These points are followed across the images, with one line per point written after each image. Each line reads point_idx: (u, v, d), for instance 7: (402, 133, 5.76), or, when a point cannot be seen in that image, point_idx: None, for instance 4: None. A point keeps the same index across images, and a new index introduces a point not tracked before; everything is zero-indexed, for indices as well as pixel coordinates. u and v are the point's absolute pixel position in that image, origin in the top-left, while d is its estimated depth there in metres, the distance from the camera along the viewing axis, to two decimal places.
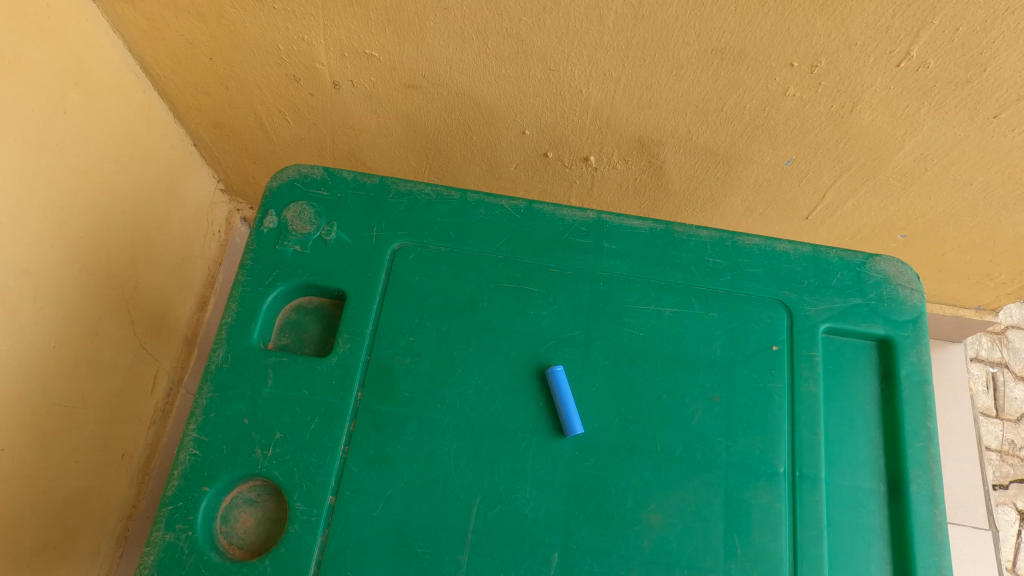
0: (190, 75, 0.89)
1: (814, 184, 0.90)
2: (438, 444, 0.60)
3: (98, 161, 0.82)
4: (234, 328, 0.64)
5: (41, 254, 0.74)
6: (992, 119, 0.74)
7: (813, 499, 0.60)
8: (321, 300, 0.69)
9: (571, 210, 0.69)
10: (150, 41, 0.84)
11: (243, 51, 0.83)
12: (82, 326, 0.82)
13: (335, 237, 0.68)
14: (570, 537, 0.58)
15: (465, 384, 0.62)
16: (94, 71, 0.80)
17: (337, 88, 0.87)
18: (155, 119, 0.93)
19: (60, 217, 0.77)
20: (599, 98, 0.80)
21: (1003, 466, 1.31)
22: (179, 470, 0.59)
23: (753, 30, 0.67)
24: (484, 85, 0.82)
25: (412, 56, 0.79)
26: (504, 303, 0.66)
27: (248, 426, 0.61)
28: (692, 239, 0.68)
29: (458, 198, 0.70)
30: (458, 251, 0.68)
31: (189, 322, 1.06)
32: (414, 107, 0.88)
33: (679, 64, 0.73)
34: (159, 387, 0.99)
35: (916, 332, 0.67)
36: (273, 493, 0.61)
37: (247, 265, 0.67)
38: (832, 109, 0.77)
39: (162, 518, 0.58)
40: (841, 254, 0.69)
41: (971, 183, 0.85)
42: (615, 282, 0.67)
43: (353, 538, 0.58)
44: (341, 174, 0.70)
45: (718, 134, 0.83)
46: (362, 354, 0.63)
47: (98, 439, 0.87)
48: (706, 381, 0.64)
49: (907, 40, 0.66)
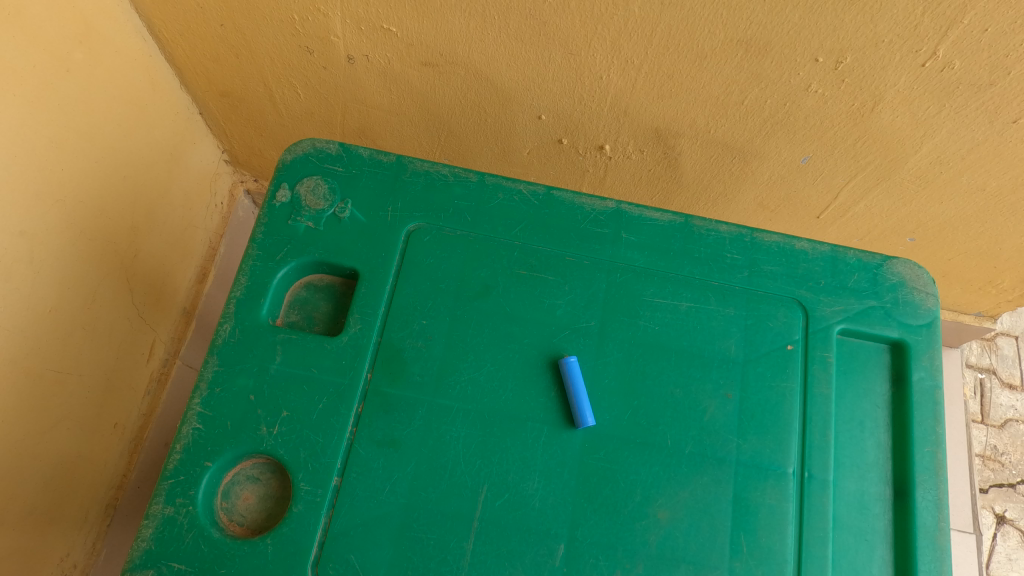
0: (198, 41, 0.87)
1: (827, 183, 0.89)
2: (448, 430, 0.60)
3: (100, 124, 0.80)
4: (243, 303, 0.63)
5: (39, 217, 0.72)
6: (1011, 125, 0.74)
7: (820, 500, 0.60)
8: (331, 279, 0.68)
9: (590, 197, 0.68)
10: (160, 5, 0.82)
11: (255, 19, 0.81)
12: (79, 291, 0.80)
13: (349, 215, 0.66)
14: (576, 529, 0.58)
15: (477, 369, 0.61)
16: (99, 30, 0.78)
17: (350, 62, 0.85)
18: (161, 85, 0.91)
19: (61, 179, 0.75)
20: (619, 85, 0.79)
21: (985, 470, 1.31)
22: (181, 444, 0.58)
23: (781, 22, 0.66)
24: (502, 66, 0.80)
25: (431, 34, 0.77)
26: (519, 289, 0.65)
27: (254, 403, 0.60)
28: (711, 233, 0.68)
29: (476, 180, 0.68)
30: (473, 234, 0.66)
31: (188, 293, 1.04)
32: (429, 85, 0.86)
33: (703, 54, 0.72)
34: (155, 357, 0.97)
35: (929, 336, 0.66)
36: (277, 472, 0.60)
37: (257, 239, 0.65)
38: (853, 107, 0.76)
39: (162, 492, 0.57)
40: (859, 254, 0.68)
41: (983, 190, 0.85)
42: (632, 274, 0.66)
43: (357, 520, 0.57)
44: (357, 150, 0.69)
45: (736, 128, 0.82)
46: (373, 336, 0.62)
47: (91, 408, 0.85)
48: (719, 378, 0.63)
49: (935, 40, 0.65)
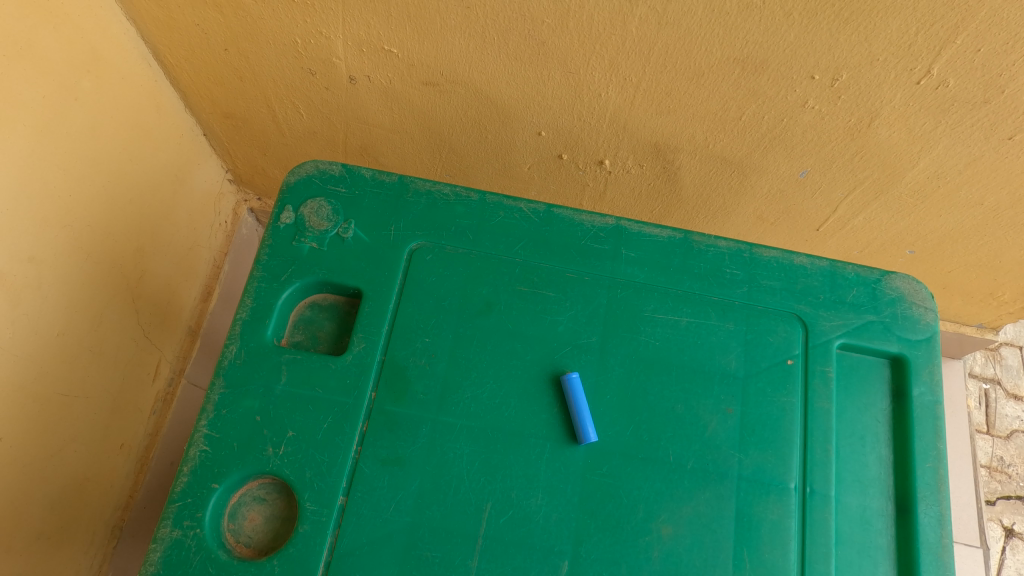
0: (203, 66, 0.88)
1: (827, 196, 0.90)
2: (452, 447, 0.60)
3: (107, 149, 0.81)
4: (248, 324, 0.64)
5: (47, 242, 0.73)
6: (1006, 140, 0.75)
7: (822, 515, 0.61)
8: (335, 298, 0.69)
9: (590, 215, 0.69)
10: (165, 32, 0.83)
11: (259, 43, 0.82)
12: (86, 313, 0.81)
13: (352, 235, 0.67)
14: (580, 546, 0.58)
15: (481, 386, 0.62)
16: (106, 57, 0.79)
17: (353, 83, 0.86)
18: (166, 108, 0.92)
19: (68, 205, 0.76)
20: (618, 103, 0.80)
21: (991, 481, 1.31)
22: (188, 466, 0.59)
23: (777, 41, 0.67)
24: (502, 85, 0.81)
25: (431, 54, 0.79)
26: (521, 306, 0.65)
27: (260, 423, 0.60)
28: (710, 249, 0.68)
29: (477, 199, 0.69)
30: (476, 253, 0.67)
31: (193, 312, 1.05)
32: (430, 104, 0.87)
33: (700, 72, 0.73)
34: (161, 377, 0.98)
35: (928, 350, 0.67)
36: (282, 492, 0.60)
37: (262, 260, 0.66)
38: (850, 123, 0.76)
39: (169, 515, 0.57)
40: (857, 269, 0.69)
41: (981, 204, 0.86)
42: (633, 290, 0.67)
43: (363, 540, 0.57)
44: (359, 171, 0.70)
45: (735, 143, 0.83)
46: (376, 354, 0.63)
47: (98, 429, 0.86)
48: (720, 393, 0.64)
49: (929, 58, 0.66)
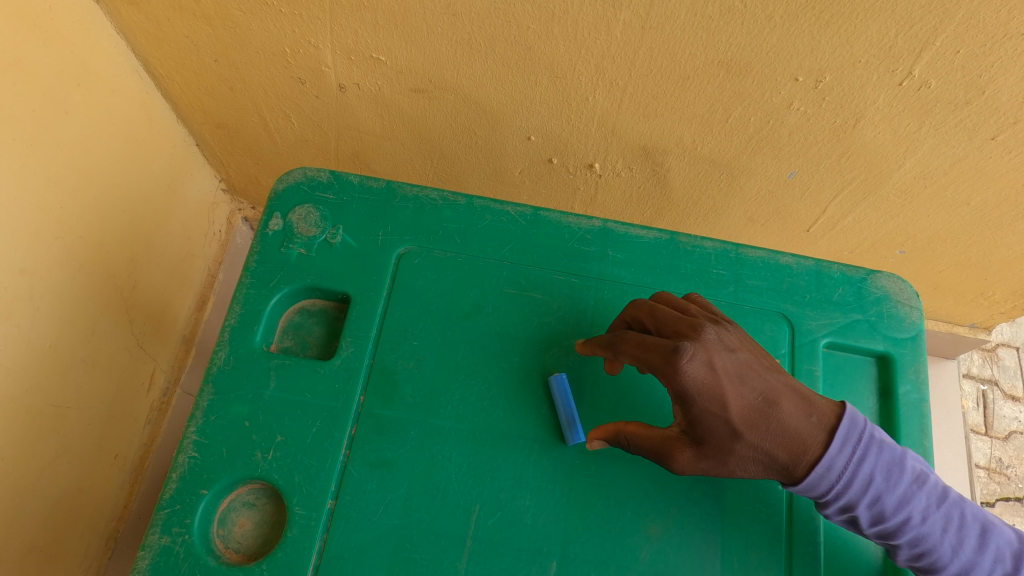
0: (194, 76, 0.89)
1: (815, 198, 0.91)
2: (440, 450, 0.60)
3: (98, 160, 0.82)
4: (237, 330, 0.64)
5: (39, 253, 0.74)
6: (990, 140, 0.75)
7: (810, 513, 0.61)
8: (325, 303, 0.69)
9: (576, 217, 0.70)
10: (156, 44, 0.84)
11: (249, 53, 0.83)
12: (79, 324, 0.82)
13: (341, 241, 0.68)
14: (568, 547, 0.58)
15: (469, 389, 0.62)
16: (97, 70, 0.80)
17: (342, 91, 0.87)
18: (158, 119, 0.93)
19: (60, 216, 0.76)
20: (605, 107, 0.81)
21: (990, 482, 1.31)
22: (177, 472, 0.59)
23: (759, 44, 0.68)
24: (490, 91, 0.82)
25: (419, 60, 0.79)
26: (509, 309, 0.66)
27: (249, 428, 0.61)
28: (696, 249, 0.69)
29: (464, 203, 0.70)
30: (463, 256, 0.68)
31: (187, 322, 1.05)
32: (419, 110, 0.88)
33: (685, 75, 0.74)
34: (155, 386, 0.98)
35: (914, 348, 0.67)
36: (272, 497, 0.60)
37: (251, 266, 0.67)
38: (835, 125, 0.77)
39: (158, 521, 0.58)
40: (842, 268, 0.70)
41: (968, 204, 0.87)
42: (620, 291, 0.67)
43: (351, 543, 0.58)
44: (347, 177, 0.70)
45: (723, 145, 0.83)
46: (365, 358, 0.63)
47: (92, 439, 0.86)
48: None
49: (909, 60, 0.67)
